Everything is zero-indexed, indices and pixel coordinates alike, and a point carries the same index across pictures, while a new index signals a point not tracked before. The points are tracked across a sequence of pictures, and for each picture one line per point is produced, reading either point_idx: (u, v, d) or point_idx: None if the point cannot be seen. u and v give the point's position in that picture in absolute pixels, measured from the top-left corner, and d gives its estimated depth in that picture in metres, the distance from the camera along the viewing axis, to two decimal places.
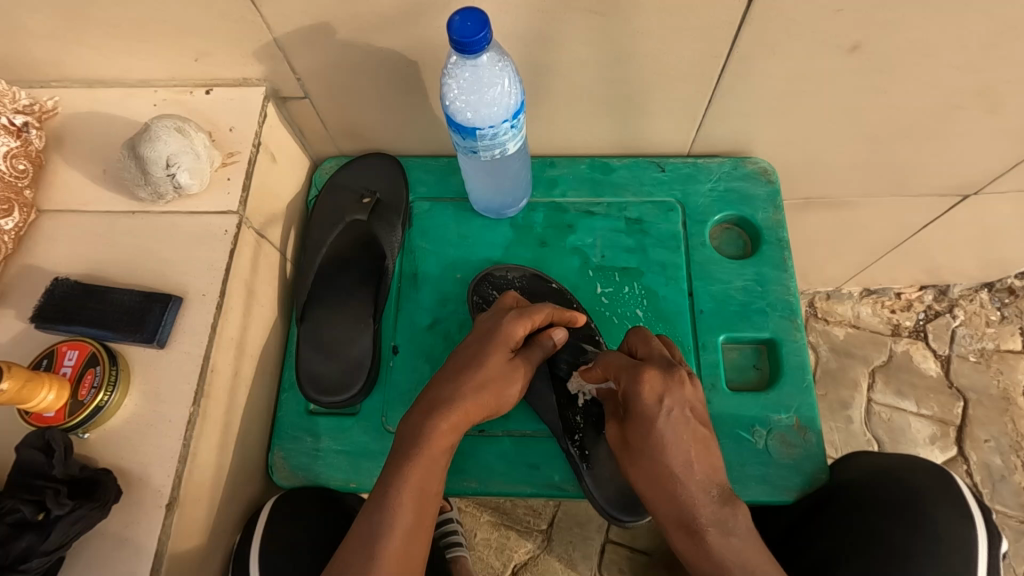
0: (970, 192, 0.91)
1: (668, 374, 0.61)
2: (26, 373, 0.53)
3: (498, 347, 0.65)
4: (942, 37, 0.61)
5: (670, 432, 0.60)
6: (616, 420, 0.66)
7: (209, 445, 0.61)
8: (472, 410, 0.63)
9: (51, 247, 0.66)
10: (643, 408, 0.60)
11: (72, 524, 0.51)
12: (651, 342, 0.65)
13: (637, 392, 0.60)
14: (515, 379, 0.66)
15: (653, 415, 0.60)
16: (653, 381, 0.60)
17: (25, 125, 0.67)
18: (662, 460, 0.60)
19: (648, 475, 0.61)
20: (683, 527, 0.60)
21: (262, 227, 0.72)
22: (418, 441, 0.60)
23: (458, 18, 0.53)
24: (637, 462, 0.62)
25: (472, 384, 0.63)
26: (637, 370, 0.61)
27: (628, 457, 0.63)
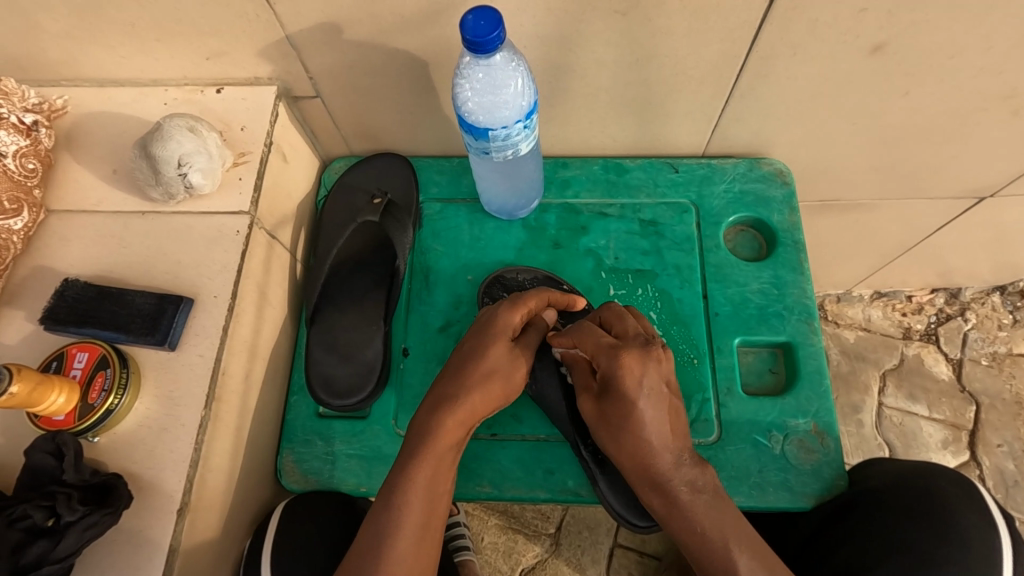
0: (987, 195, 0.90)
1: (646, 354, 0.60)
2: (36, 376, 0.52)
3: (498, 345, 0.63)
4: (968, 38, 0.60)
5: (649, 410, 0.59)
6: (589, 393, 0.63)
7: (221, 449, 0.60)
8: (479, 405, 0.61)
9: (62, 248, 0.65)
10: (623, 387, 0.59)
11: (84, 530, 0.50)
12: (626, 317, 0.64)
13: (614, 368, 0.59)
14: (519, 372, 0.64)
15: (632, 397, 0.58)
16: (630, 363, 0.59)
17: (35, 124, 0.66)
18: (638, 434, 0.59)
19: (626, 453, 0.60)
20: (658, 490, 0.59)
21: (273, 228, 0.71)
22: (426, 437, 0.59)
23: (470, 17, 0.52)
24: (618, 439, 0.60)
25: (476, 378, 0.61)
26: (614, 350, 0.60)
27: (606, 432, 0.61)
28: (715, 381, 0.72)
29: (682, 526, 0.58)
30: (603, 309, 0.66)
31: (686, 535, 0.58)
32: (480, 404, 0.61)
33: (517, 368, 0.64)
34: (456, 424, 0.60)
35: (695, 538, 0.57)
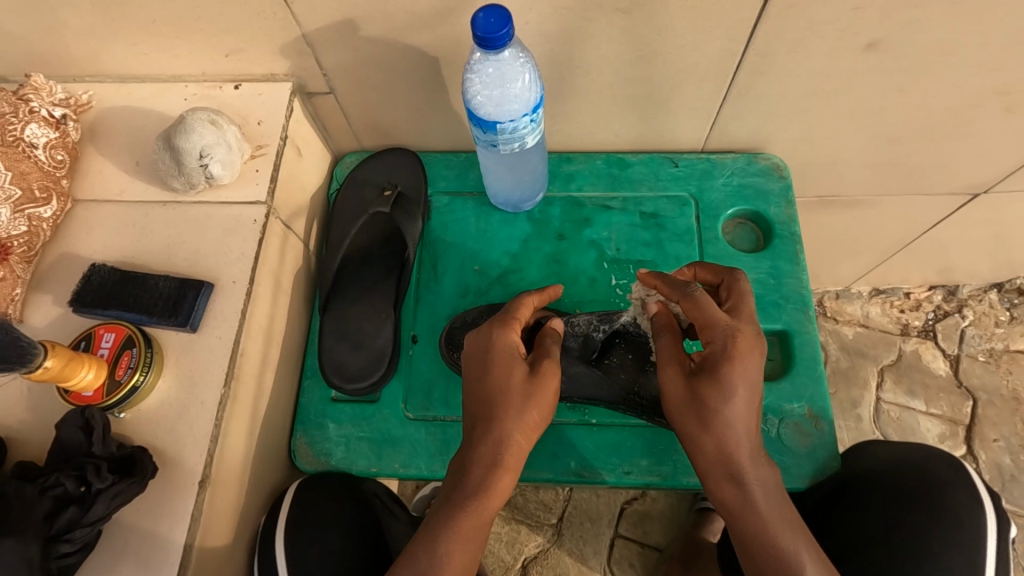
0: (981, 191, 0.92)
1: (758, 343, 0.58)
2: (68, 352, 0.55)
3: (516, 369, 0.61)
4: (957, 36, 0.63)
5: (744, 403, 0.56)
6: (677, 366, 0.60)
7: (239, 428, 0.63)
8: (524, 441, 0.60)
9: (88, 235, 0.68)
10: (728, 371, 0.56)
11: (112, 499, 0.53)
12: (745, 296, 0.62)
13: (726, 351, 0.57)
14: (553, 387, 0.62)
15: (734, 383, 0.56)
16: (744, 350, 0.57)
17: (64, 118, 0.69)
18: (728, 425, 0.56)
19: (710, 441, 0.57)
20: (731, 480, 0.57)
21: (288, 218, 0.74)
22: (479, 494, 0.57)
23: (482, 14, 0.55)
24: (709, 424, 0.57)
25: (520, 403, 0.60)
26: (733, 330, 0.57)
27: (687, 412, 0.58)
28: None
29: (759, 534, 0.57)
30: (731, 277, 0.64)
31: (759, 536, 0.57)
32: (530, 429, 0.60)
33: (548, 387, 0.61)
34: (515, 453, 0.59)
35: (758, 531, 0.57)
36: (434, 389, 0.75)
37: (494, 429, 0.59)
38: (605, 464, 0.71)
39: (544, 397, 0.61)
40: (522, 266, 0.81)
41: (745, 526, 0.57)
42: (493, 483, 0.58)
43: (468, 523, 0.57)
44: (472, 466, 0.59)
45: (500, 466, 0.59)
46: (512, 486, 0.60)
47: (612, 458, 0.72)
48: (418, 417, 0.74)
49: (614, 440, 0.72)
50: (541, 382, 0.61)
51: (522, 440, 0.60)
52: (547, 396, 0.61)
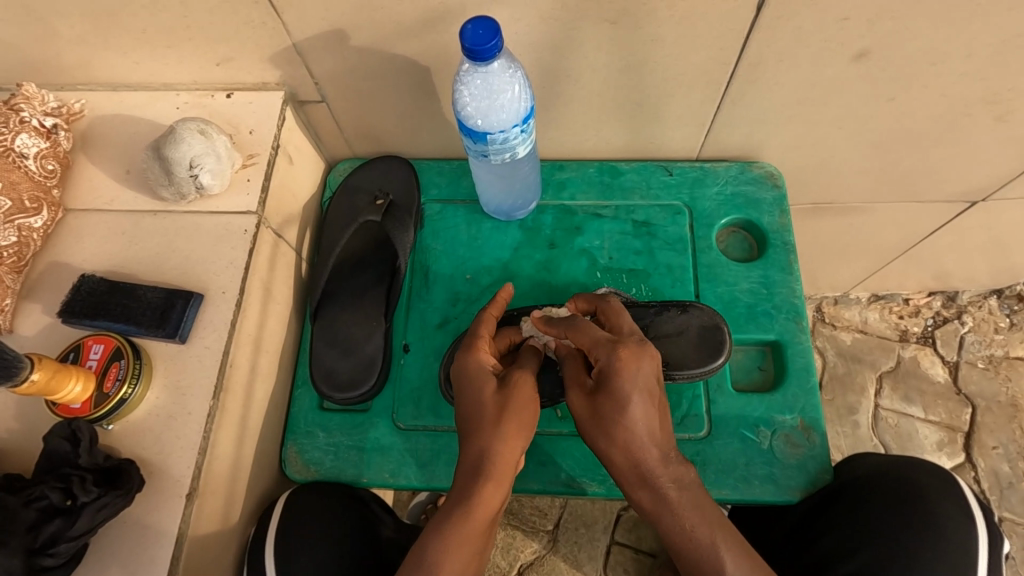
0: (978, 199, 0.92)
1: (642, 350, 0.59)
2: (55, 365, 0.55)
3: (489, 385, 0.62)
4: (950, 45, 0.62)
5: (642, 407, 0.58)
6: (580, 388, 0.62)
7: (228, 438, 0.63)
8: (511, 454, 0.60)
9: (78, 245, 0.68)
10: (621, 383, 0.58)
11: (97, 511, 0.53)
12: (622, 314, 0.65)
13: (613, 362, 0.59)
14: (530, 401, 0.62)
15: (626, 392, 0.58)
16: (628, 359, 0.59)
17: (54, 127, 0.69)
18: (631, 431, 0.58)
19: (617, 452, 0.59)
20: (644, 484, 0.59)
21: (279, 227, 0.74)
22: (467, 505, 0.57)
23: (469, 26, 0.55)
24: (610, 434, 0.59)
25: (494, 419, 0.60)
26: (615, 345, 0.60)
27: (596, 428, 0.60)
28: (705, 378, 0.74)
29: (689, 551, 0.58)
30: (599, 301, 0.68)
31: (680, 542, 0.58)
32: (518, 443, 0.60)
33: (525, 399, 0.62)
34: (505, 467, 0.59)
35: (673, 534, 0.58)
36: (424, 398, 0.75)
37: (485, 445, 0.59)
38: (594, 476, 0.71)
39: (522, 411, 0.61)
40: (513, 274, 0.80)
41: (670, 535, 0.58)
42: (482, 496, 0.58)
43: (469, 537, 0.57)
44: (468, 479, 0.59)
45: (492, 478, 0.58)
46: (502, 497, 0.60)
47: (602, 469, 0.72)
48: (408, 427, 0.74)
49: None
50: (518, 395, 0.61)
51: (509, 454, 0.59)
52: (525, 412, 0.61)
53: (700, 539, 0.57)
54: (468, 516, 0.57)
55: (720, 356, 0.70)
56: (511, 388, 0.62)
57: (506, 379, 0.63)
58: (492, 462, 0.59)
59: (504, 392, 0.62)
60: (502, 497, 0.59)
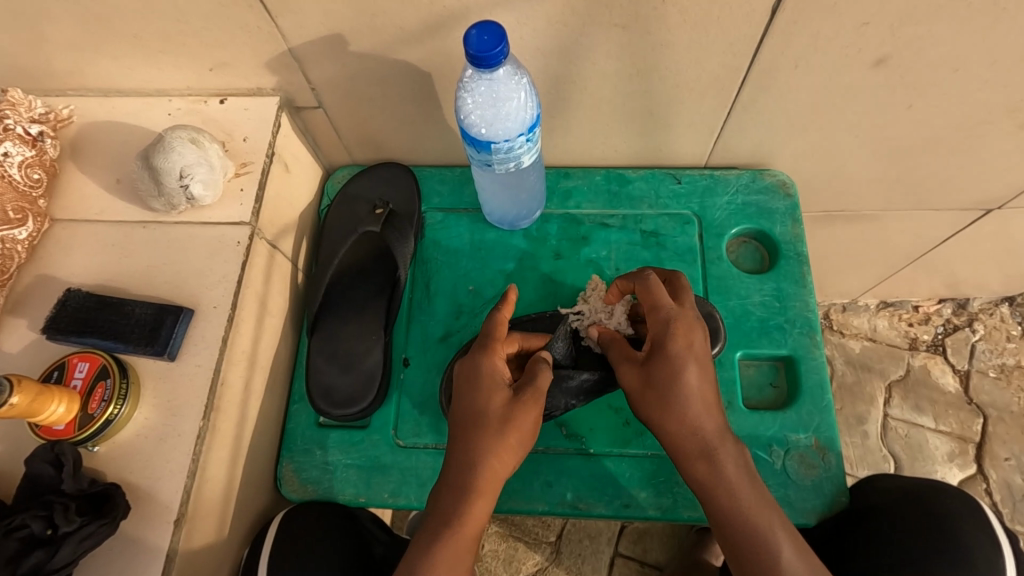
0: (994, 207, 0.89)
1: (696, 323, 0.60)
2: (36, 387, 0.52)
3: (495, 394, 0.60)
4: (974, 51, 0.59)
5: (695, 377, 0.58)
6: (632, 362, 0.62)
7: (219, 459, 0.61)
8: (499, 465, 0.58)
9: (65, 257, 0.66)
10: (675, 348, 0.59)
11: (81, 541, 0.51)
12: (681, 287, 0.64)
13: (669, 332, 0.59)
14: (533, 415, 0.59)
15: (682, 360, 0.58)
16: (684, 329, 0.59)
17: (40, 135, 0.66)
18: (688, 399, 0.58)
19: (671, 424, 0.59)
20: (704, 458, 0.58)
21: (275, 238, 0.71)
22: (449, 523, 0.56)
23: (474, 32, 0.52)
24: (664, 408, 0.59)
25: (494, 427, 0.58)
26: (670, 315, 0.60)
27: (646, 397, 0.60)
28: (716, 395, 0.71)
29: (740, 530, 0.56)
30: (671, 275, 0.66)
31: (732, 521, 0.56)
32: (508, 456, 0.58)
33: (528, 413, 0.59)
34: (490, 480, 0.57)
35: (727, 513, 0.56)
36: (426, 413, 0.73)
37: (472, 457, 0.58)
38: (600, 496, 0.69)
39: (522, 416, 0.59)
40: (517, 286, 0.78)
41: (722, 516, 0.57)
42: (464, 507, 0.56)
43: (456, 550, 0.55)
44: (451, 491, 0.57)
45: (475, 492, 0.57)
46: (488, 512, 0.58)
47: (609, 489, 0.69)
48: (409, 444, 0.72)
49: (612, 471, 0.70)
50: (519, 410, 0.59)
51: (497, 467, 0.58)
52: (524, 418, 0.59)
53: (752, 511, 0.56)
54: (449, 531, 0.55)
55: (716, 344, 0.70)
56: (515, 402, 0.59)
57: (518, 393, 0.60)
58: (478, 472, 0.57)
59: (510, 405, 0.59)
60: (488, 510, 0.58)
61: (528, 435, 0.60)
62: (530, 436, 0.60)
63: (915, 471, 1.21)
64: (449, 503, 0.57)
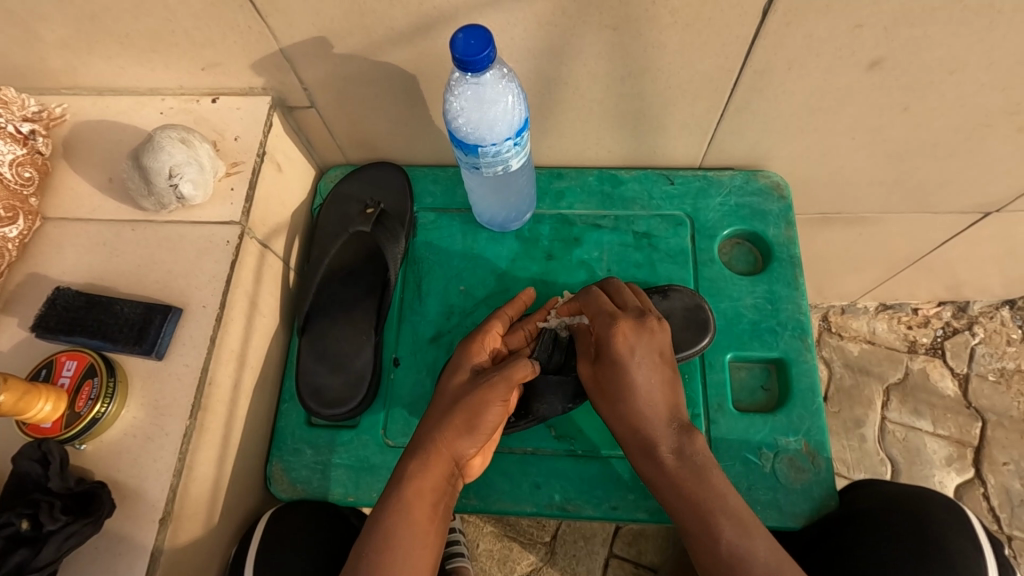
0: (993, 210, 0.88)
1: (641, 323, 0.64)
2: (23, 386, 0.53)
3: (455, 377, 0.63)
4: (969, 54, 0.59)
5: (644, 374, 0.63)
6: (587, 358, 0.66)
7: (206, 459, 0.61)
8: (451, 443, 0.59)
9: (55, 255, 0.66)
10: (616, 351, 0.63)
11: (65, 539, 0.51)
12: (625, 291, 0.67)
13: (611, 334, 0.63)
14: (495, 404, 0.60)
15: (626, 362, 0.63)
16: (625, 331, 0.63)
17: (32, 133, 0.67)
18: (632, 398, 0.63)
19: (625, 423, 0.63)
20: (645, 455, 0.62)
21: (266, 237, 0.72)
22: (397, 485, 0.58)
23: (461, 35, 0.52)
24: (616, 404, 0.63)
25: (444, 410, 0.60)
26: (612, 319, 0.64)
27: (604, 404, 0.64)
28: (706, 397, 0.71)
29: (662, 489, 0.61)
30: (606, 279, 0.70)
31: (684, 502, 0.59)
32: (459, 437, 0.59)
33: (490, 399, 0.59)
34: (438, 455, 0.59)
35: (663, 480, 0.60)
36: (415, 414, 0.73)
37: (427, 430, 0.60)
38: (588, 498, 0.69)
39: (479, 413, 0.59)
40: (508, 286, 0.78)
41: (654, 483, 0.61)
42: (411, 476, 0.58)
43: (411, 517, 0.57)
44: (406, 459, 0.60)
45: (422, 458, 0.59)
46: (441, 487, 0.59)
47: (597, 491, 0.69)
48: (397, 444, 0.72)
49: (601, 473, 0.69)
50: (479, 394, 0.60)
51: (446, 445, 0.59)
52: (484, 414, 0.59)
53: (685, 485, 0.59)
54: (397, 500, 0.57)
55: (708, 335, 0.69)
56: (477, 386, 0.61)
57: (479, 377, 0.62)
58: (427, 445, 0.59)
59: (469, 387, 0.61)
60: (439, 483, 0.59)
61: (481, 426, 0.59)
62: (486, 432, 0.60)
63: (913, 475, 1.20)
64: (400, 473, 0.59)
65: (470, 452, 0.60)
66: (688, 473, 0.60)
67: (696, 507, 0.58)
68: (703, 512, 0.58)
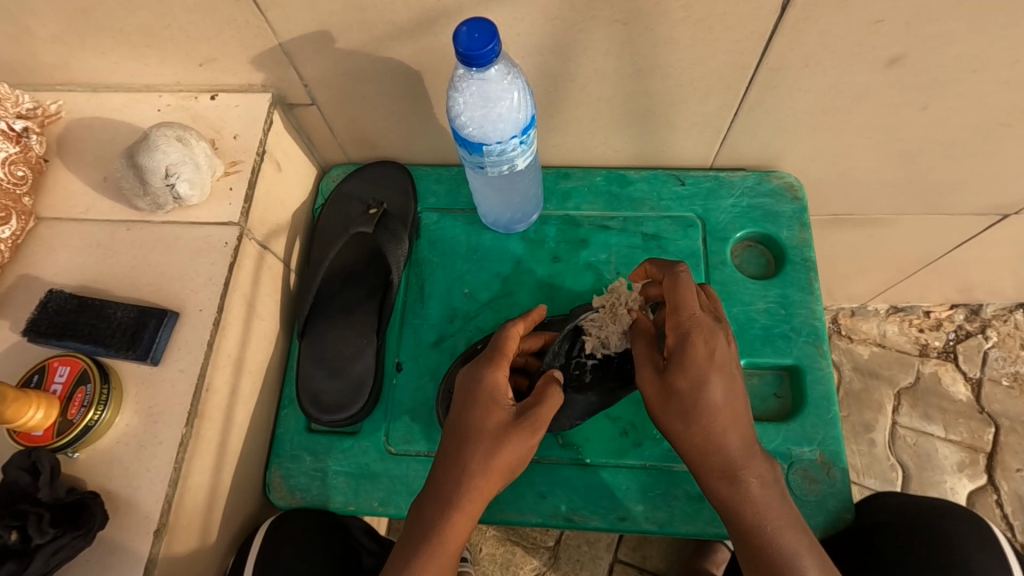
0: (1012, 212, 0.86)
1: (711, 334, 0.56)
2: (13, 393, 0.51)
3: (495, 416, 0.57)
4: (993, 52, 0.57)
5: (722, 392, 0.55)
6: (651, 368, 0.59)
7: (202, 467, 0.59)
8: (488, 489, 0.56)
9: (48, 256, 0.64)
10: (695, 361, 0.55)
11: (53, 553, 0.49)
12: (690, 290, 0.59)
13: (686, 346, 0.55)
14: (531, 445, 0.57)
15: (704, 373, 0.55)
16: (697, 345, 0.55)
17: (25, 131, 0.65)
18: (710, 416, 0.55)
19: (693, 441, 0.56)
20: (725, 477, 0.55)
21: (266, 239, 0.70)
22: (429, 539, 0.54)
23: (464, 29, 0.50)
24: (688, 419, 0.55)
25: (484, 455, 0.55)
26: (682, 327, 0.56)
27: (670, 410, 0.56)
28: None
29: (742, 514, 0.55)
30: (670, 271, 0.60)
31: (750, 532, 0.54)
32: (499, 481, 0.56)
33: (526, 440, 0.56)
34: (481, 503, 0.56)
35: (739, 515, 0.55)
36: (417, 420, 0.71)
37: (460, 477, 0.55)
38: (594, 509, 0.67)
39: (519, 454, 0.56)
40: (513, 289, 0.76)
41: (731, 508, 0.55)
42: (450, 529, 0.55)
43: (445, 566, 0.54)
44: (444, 511, 0.55)
45: (461, 512, 0.55)
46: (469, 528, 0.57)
47: (604, 501, 0.67)
48: (399, 451, 0.70)
49: (608, 482, 0.67)
50: (519, 438, 0.56)
51: (488, 492, 0.56)
52: (520, 453, 0.56)
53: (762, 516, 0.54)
54: (437, 559, 0.54)
55: None
56: (516, 425, 0.56)
57: (520, 416, 0.57)
58: (473, 496, 0.55)
59: (510, 429, 0.56)
60: (471, 527, 0.56)
61: (517, 466, 0.58)
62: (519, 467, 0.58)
63: (923, 481, 1.17)
64: (438, 524, 0.55)
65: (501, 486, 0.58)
66: (759, 498, 0.55)
67: (762, 549, 0.54)
68: (780, 561, 0.53)
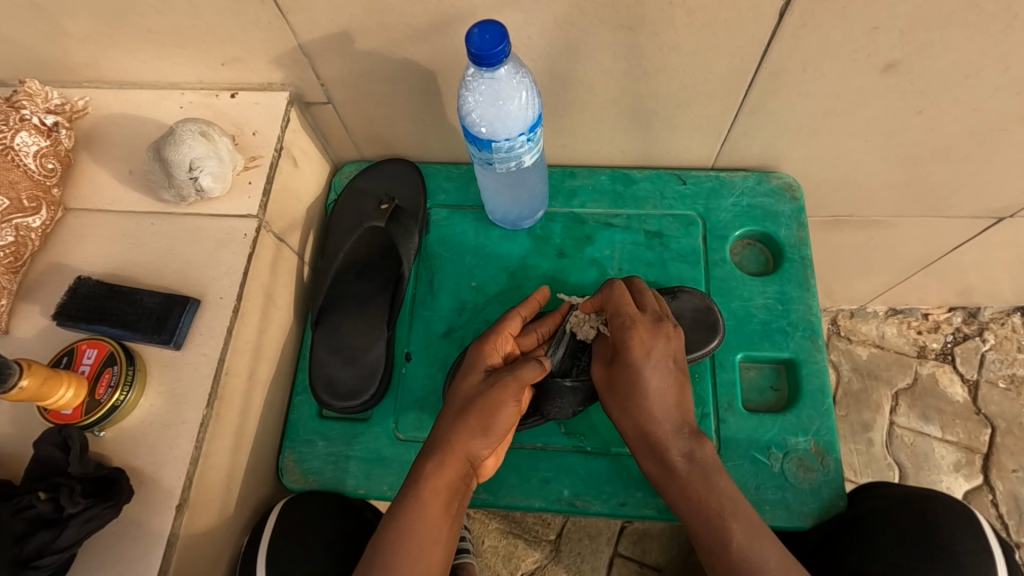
0: (1006, 215, 0.88)
1: (659, 328, 0.63)
2: (45, 372, 0.54)
3: (471, 377, 0.63)
4: (987, 59, 0.59)
5: (657, 380, 0.63)
6: (603, 361, 0.67)
7: (222, 448, 0.62)
8: (466, 444, 0.60)
9: (76, 245, 0.67)
10: (632, 354, 0.63)
11: (85, 522, 0.52)
12: (644, 292, 0.67)
13: (627, 336, 0.63)
14: (507, 404, 0.60)
15: (639, 365, 0.63)
16: (641, 336, 0.63)
17: (56, 125, 0.68)
18: (643, 402, 0.63)
19: (630, 417, 0.63)
20: (650, 451, 0.62)
21: (283, 232, 0.73)
22: (415, 484, 0.59)
23: (476, 30, 0.52)
24: (625, 406, 0.64)
25: (458, 411, 0.61)
26: (627, 322, 0.64)
27: (612, 398, 0.65)
28: (716, 396, 0.71)
29: (673, 490, 0.61)
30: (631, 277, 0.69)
31: (688, 504, 0.60)
32: (475, 438, 0.60)
33: (503, 400, 0.60)
34: (454, 457, 0.59)
35: (677, 491, 0.61)
36: (426, 409, 0.73)
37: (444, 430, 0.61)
38: (597, 494, 0.69)
39: (492, 414, 0.60)
40: (520, 283, 0.78)
41: (660, 481, 0.62)
42: (429, 475, 0.59)
43: (425, 516, 0.57)
44: (420, 459, 0.60)
45: (438, 457, 0.59)
46: (447, 493, 0.59)
47: (607, 487, 0.69)
48: (408, 437, 0.72)
49: (610, 469, 0.70)
50: (492, 395, 0.60)
51: (461, 446, 0.60)
52: (498, 413, 0.60)
53: (692, 486, 0.60)
54: (413, 500, 0.58)
55: (716, 338, 0.69)
56: (490, 385, 0.61)
57: (491, 377, 0.63)
58: (442, 445, 0.60)
59: (483, 387, 0.62)
60: (453, 483, 0.59)
61: (496, 426, 0.60)
62: (500, 433, 0.60)
63: (921, 480, 1.19)
64: (416, 472, 0.60)
65: (484, 452, 0.61)
66: (697, 475, 0.60)
67: (680, 505, 0.61)
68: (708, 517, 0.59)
